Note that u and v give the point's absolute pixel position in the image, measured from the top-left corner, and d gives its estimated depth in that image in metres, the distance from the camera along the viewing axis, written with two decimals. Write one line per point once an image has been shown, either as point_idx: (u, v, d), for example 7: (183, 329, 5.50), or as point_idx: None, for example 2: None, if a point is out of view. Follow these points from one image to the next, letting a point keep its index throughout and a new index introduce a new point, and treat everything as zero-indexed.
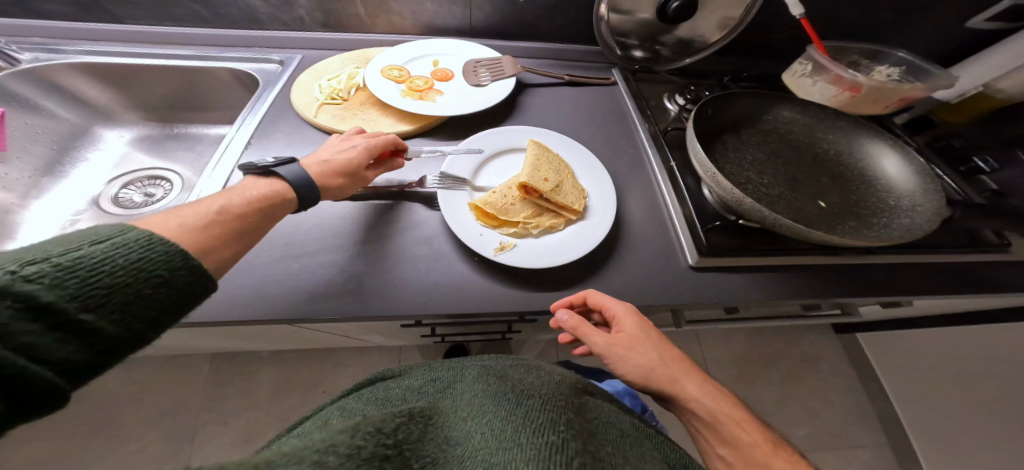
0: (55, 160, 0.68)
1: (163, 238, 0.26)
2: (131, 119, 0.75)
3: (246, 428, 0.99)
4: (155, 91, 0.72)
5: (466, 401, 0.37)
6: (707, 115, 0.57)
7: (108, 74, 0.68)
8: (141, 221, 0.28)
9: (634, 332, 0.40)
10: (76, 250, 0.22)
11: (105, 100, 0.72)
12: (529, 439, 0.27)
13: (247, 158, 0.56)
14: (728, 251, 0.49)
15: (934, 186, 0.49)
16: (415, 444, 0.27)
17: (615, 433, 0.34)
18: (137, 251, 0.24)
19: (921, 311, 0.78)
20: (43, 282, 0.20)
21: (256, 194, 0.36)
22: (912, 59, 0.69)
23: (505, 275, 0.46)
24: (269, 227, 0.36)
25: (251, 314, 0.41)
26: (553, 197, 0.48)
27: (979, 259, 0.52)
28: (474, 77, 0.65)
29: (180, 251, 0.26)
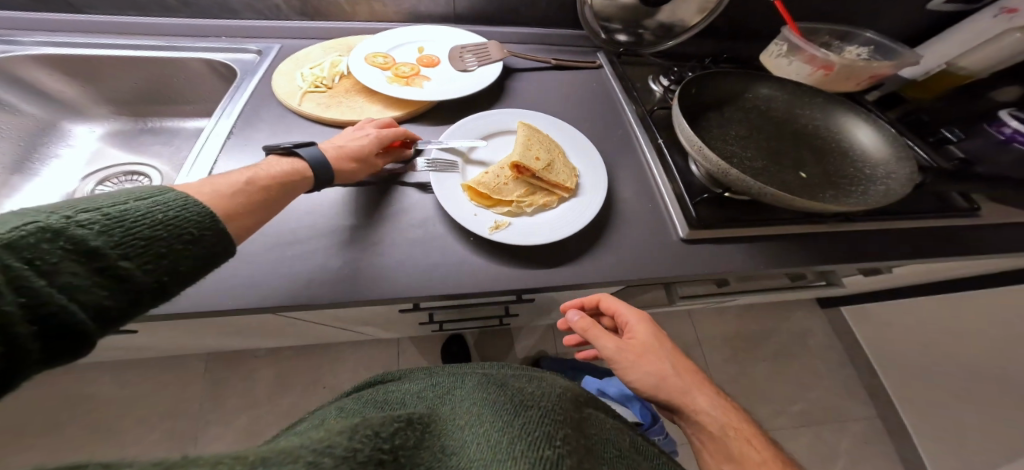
0: (23, 157, 0.65)
1: (197, 200, 0.28)
2: (101, 114, 0.72)
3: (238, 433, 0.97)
4: (126, 84, 0.69)
5: (465, 407, 0.37)
6: (692, 93, 0.59)
7: (72, 67, 0.65)
8: (181, 186, 0.31)
9: (647, 340, 0.42)
10: (122, 203, 0.24)
11: (72, 94, 0.69)
12: (524, 452, 0.27)
13: (230, 148, 0.55)
14: (718, 222, 0.51)
15: (906, 154, 0.51)
16: (412, 448, 0.27)
17: (610, 456, 0.35)
18: (175, 209, 0.26)
19: (897, 280, 0.82)
20: (93, 228, 0.22)
21: (279, 170, 0.38)
22: (879, 39, 0.71)
23: (501, 253, 0.46)
24: (289, 202, 0.38)
25: (246, 302, 0.40)
26: (546, 175, 0.48)
27: (951, 224, 0.55)
28: (460, 62, 0.65)
29: (211, 214, 0.28)
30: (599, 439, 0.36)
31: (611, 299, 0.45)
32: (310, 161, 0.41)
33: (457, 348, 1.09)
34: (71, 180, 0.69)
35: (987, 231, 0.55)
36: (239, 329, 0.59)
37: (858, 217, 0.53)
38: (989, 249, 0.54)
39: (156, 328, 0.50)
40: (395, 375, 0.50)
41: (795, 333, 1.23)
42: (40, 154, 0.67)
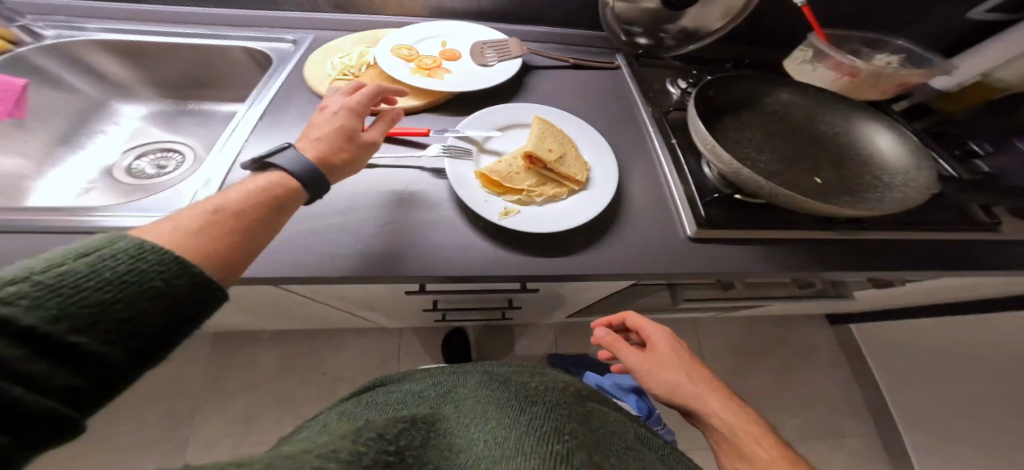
0: (73, 131, 0.70)
1: (156, 244, 0.24)
2: (147, 96, 0.77)
3: (246, 407, 1.01)
4: (170, 69, 0.73)
5: (468, 409, 0.39)
6: (708, 96, 0.59)
7: (125, 51, 0.70)
8: (136, 230, 0.25)
9: (665, 351, 0.43)
10: (59, 266, 0.20)
11: (123, 76, 0.74)
12: (533, 447, 0.29)
13: (259, 129, 0.58)
14: (725, 222, 0.51)
15: (927, 162, 0.49)
16: (422, 448, 0.29)
17: (618, 447, 0.36)
18: (127, 261, 0.22)
19: (912, 298, 0.80)
20: (21, 303, 0.18)
21: (257, 187, 0.33)
22: (912, 47, 0.70)
23: (509, 239, 0.47)
24: (280, 223, 0.34)
25: (262, 270, 0.42)
26: (557, 167, 0.49)
27: (973, 239, 0.54)
28: (481, 57, 0.67)
29: (175, 257, 0.24)
30: (604, 432, 0.38)
31: (635, 315, 0.45)
32: (289, 168, 0.35)
33: (457, 341, 1.11)
34: (113, 154, 0.73)
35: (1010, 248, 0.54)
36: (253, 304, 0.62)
37: (874, 226, 0.52)
38: (1011, 265, 0.52)
39: None
40: (399, 375, 0.52)
41: (797, 347, 1.19)
42: (87, 129, 0.72)
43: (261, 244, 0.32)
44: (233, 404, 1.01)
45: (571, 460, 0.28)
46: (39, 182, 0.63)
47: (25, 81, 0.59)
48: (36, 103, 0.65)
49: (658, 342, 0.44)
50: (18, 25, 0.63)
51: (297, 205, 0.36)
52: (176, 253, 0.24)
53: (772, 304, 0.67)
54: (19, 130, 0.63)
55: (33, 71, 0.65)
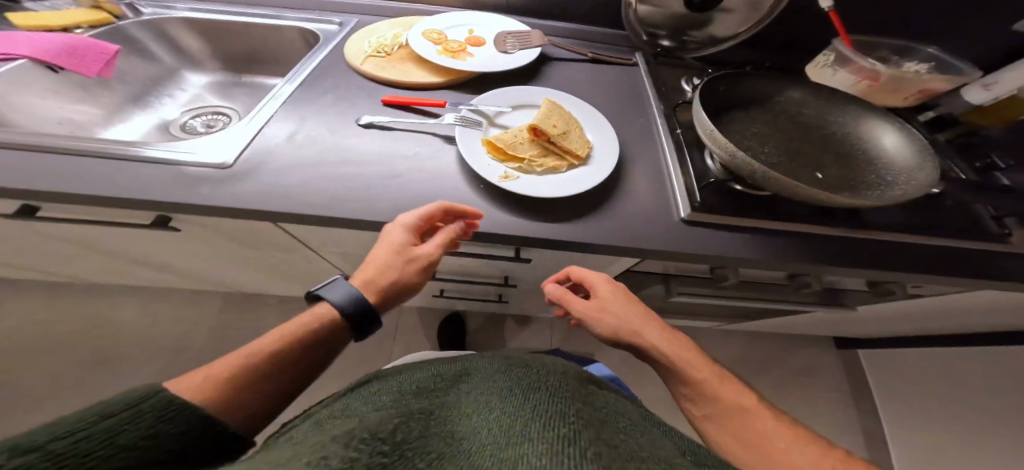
0: (145, 91, 0.80)
1: (179, 405, 0.29)
2: (213, 69, 0.87)
3: None
4: (236, 46, 0.83)
5: (473, 405, 0.39)
6: (718, 90, 0.60)
7: (204, 28, 0.80)
8: (178, 378, 0.33)
9: (605, 296, 0.49)
10: (93, 426, 0.23)
11: (200, 51, 0.84)
12: (541, 435, 0.29)
13: (296, 93, 0.63)
14: (719, 208, 0.52)
15: (930, 159, 0.49)
16: (422, 440, 0.30)
17: (624, 424, 0.38)
18: (154, 423, 0.26)
19: (912, 315, 0.81)
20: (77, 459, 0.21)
21: (296, 326, 0.41)
22: (941, 55, 0.68)
23: (506, 201, 0.51)
24: (303, 360, 0.40)
25: (288, 207, 0.48)
26: (559, 140, 0.53)
27: (976, 248, 0.54)
28: (503, 45, 0.72)
29: (195, 420, 0.29)
30: (609, 412, 0.40)
31: (575, 267, 0.51)
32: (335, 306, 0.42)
33: (450, 331, 1.17)
34: (174, 111, 0.83)
35: (1016, 261, 0.53)
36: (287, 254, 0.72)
37: (871, 224, 0.53)
38: (1009, 277, 0.52)
39: (209, 229, 0.60)
40: (394, 370, 0.53)
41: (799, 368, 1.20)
42: (159, 91, 0.82)
43: (274, 392, 0.37)
44: None
45: (580, 441, 0.28)
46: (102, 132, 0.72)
47: (116, 47, 0.70)
48: (121, 66, 0.76)
49: (603, 287, 0.50)
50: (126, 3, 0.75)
51: (334, 336, 0.42)
52: (199, 413, 0.30)
53: (761, 303, 0.72)
54: (103, 86, 0.74)
55: (129, 42, 0.76)
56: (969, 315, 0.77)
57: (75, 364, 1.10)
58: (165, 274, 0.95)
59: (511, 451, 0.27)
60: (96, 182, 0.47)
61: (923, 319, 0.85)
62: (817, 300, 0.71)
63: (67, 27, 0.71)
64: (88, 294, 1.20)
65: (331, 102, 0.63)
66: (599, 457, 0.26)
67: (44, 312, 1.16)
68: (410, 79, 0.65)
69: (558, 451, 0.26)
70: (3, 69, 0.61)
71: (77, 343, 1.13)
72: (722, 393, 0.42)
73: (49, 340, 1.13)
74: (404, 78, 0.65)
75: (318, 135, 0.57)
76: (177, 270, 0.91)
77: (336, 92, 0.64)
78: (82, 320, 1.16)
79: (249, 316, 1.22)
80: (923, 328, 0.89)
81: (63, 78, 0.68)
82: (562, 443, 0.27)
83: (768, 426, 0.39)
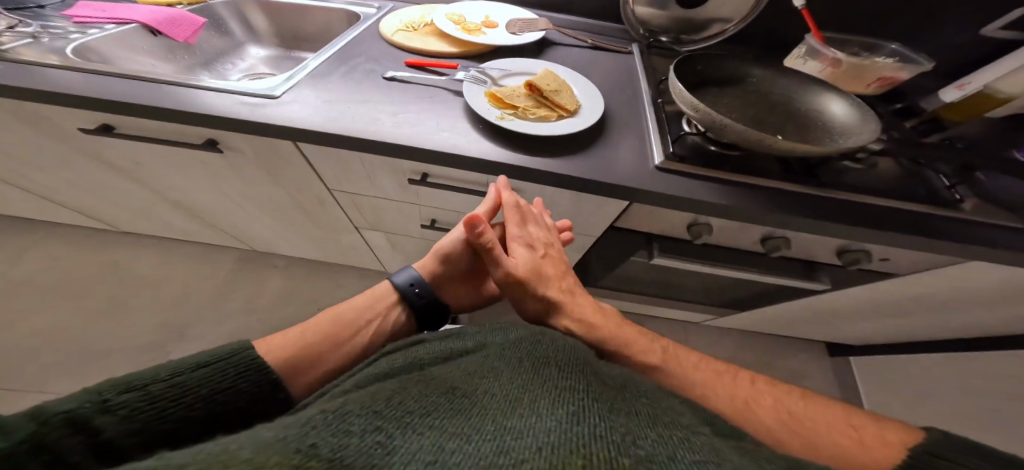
0: (216, 60, 0.92)
1: (191, 371, 0.38)
2: (270, 45, 0.99)
3: (283, 317, 1.23)
4: (290, 25, 0.95)
5: (495, 362, 0.43)
6: (696, 68, 0.68)
7: (270, 9, 0.93)
8: (271, 337, 0.48)
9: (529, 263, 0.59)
10: (117, 392, 0.33)
11: (264, 30, 0.97)
12: (547, 412, 0.32)
13: (333, 54, 0.74)
14: (688, 160, 0.58)
15: (870, 123, 0.57)
16: (428, 397, 0.34)
17: (648, 386, 0.42)
18: (166, 384, 0.36)
19: (892, 300, 0.85)
20: (107, 412, 0.32)
21: (361, 303, 0.55)
22: (902, 50, 0.77)
23: (500, 139, 0.59)
24: (350, 331, 0.52)
25: (317, 131, 0.57)
26: (551, 94, 0.62)
27: (935, 213, 0.58)
28: (512, 28, 0.82)
29: (205, 378, 0.38)
30: (625, 374, 0.44)
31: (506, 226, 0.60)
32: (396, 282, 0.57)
33: None
34: (233, 75, 0.94)
35: (967, 225, 0.57)
36: (312, 199, 0.81)
37: (832, 186, 0.59)
38: (961, 239, 0.56)
39: (245, 160, 0.69)
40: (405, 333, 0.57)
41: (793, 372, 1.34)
42: (225, 59, 0.94)
43: (317, 355, 0.48)
44: (276, 312, 1.24)
45: (586, 422, 0.31)
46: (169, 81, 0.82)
47: (203, 21, 0.84)
48: (202, 38, 0.89)
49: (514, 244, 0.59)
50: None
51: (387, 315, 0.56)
52: (210, 375, 0.39)
53: (745, 274, 0.74)
54: (185, 50, 0.85)
55: (213, 19, 0.90)
56: (940, 300, 0.80)
57: (100, 305, 1.19)
58: (195, 223, 1.05)
59: (517, 422, 0.31)
60: (168, 101, 0.57)
61: (905, 309, 0.88)
62: (790, 272, 0.75)
63: (172, 4, 0.84)
64: (119, 244, 1.30)
65: (361, 61, 0.73)
66: (608, 436, 0.29)
67: (81, 256, 1.27)
68: (430, 48, 0.75)
69: (567, 427, 0.30)
70: (118, 30, 0.75)
71: (103, 286, 1.23)
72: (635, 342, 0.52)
73: (78, 281, 1.23)
74: (426, 47, 0.75)
75: (346, 83, 0.67)
76: (208, 218, 1.00)
77: (368, 55, 0.75)
78: (110, 267, 1.26)
79: (261, 275, 1.30)
80: (911, 317, 0.91)
81: (160, 41, 0.81)
82: (571, 421, 0.31)
83: (678, 371, 0.49)
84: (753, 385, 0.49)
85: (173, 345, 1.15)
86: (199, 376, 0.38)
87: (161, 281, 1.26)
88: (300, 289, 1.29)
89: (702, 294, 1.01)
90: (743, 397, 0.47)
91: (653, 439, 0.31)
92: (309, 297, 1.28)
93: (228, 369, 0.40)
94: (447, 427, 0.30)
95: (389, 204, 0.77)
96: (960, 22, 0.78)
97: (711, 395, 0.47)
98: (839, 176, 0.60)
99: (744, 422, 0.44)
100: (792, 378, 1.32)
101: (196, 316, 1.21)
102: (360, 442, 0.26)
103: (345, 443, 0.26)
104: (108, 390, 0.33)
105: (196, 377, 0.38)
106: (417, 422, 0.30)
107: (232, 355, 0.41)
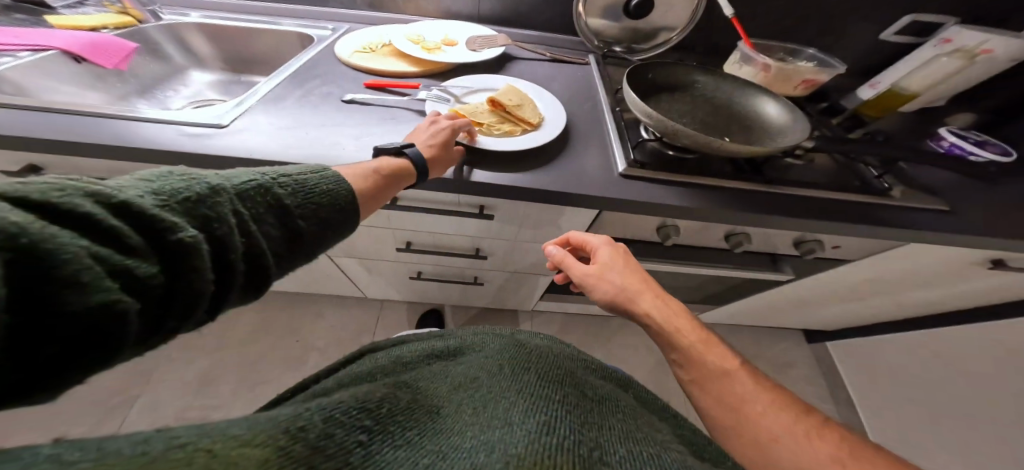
0: (150, 87, 0.86)
1: (255, 176, 0.32)
2: (216, 69, 0.95)
3: (250, 355, 1.14)
4: (239, 47, 0.91)
5: (473, 385, 0.43)
6: (647, 77, 0.71)
7: (215, 33, 0.89)
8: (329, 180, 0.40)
9: (605, 263, 0.59)
10: (175, 185, 0.27)
11: (206, 52, 0.92)
12: (519, 423, 0.32)
13: (289, 79, 0.71)
14: (648, 165, 0.60)
15: (802, 122, 0.61)
16: (410, 411, 0.34)
17: (623, 404, 0.44)
18: (232, 186, 0.30)
19: (849, 282, 0.91)
20: (161, 201, 0.25)
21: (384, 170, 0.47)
22: (819, 56, 0.84)
23: (466, 155, 0.59)
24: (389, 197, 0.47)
25: (273, 159, 0.55)
26: (514, 109, 0.63)
27: (870, 202, 0.63)
28: (471, 44, 0.83)
29: (270, 185, 0.32)
30: (601, 392, 0.45)
31: (577, 233, 0.61)
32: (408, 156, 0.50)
33: (430, 321, 1.21)
34: (179, 102, 0.89)
35: (900, 210, 0.63)
36: None
37: (778, 182, 0.62)
38: (899, 224, 0.61)
39: None
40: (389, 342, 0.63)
41: (774, 362, 1.43)
42: (165, 86, 0.89)
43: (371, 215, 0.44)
44: (236, 351, 1.14)
45: (556, 433, 0.31)
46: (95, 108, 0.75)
47: (135, 47, 0.79)
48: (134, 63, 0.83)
49: (602, 252, 0.60)
50: (149, 10, 0.83)
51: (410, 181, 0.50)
52: (272, 180, 0.33)
53: (718, 269, 0.77)
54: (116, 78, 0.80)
55: (147, 43, 0.84)
56: (890, 279, 0.87)
57: None
58: None
59: (490, 433, 0.31)
60: (115, 136, 0.53)
61: (860, 289, 0.95)
62: (758, 265, 0.79)
63: (95, 29, 0.78)
64: None
65: (317, 84, 0.71)
66: (575, 450, 0.30)
67: None
68: (390, 68, 0.75)
69: (536, 437, 0.30)
70: (33, 56, 0.68)
71: None
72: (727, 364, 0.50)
73: None
74: (385, 68, 0.75)
75: (304, 107, 0.64)
76: None
77: (327, 79, 0.73)
78: None
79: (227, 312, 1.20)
80: (864, 294, 0.99)
81: (84, 68, 0.75)
82: (542, 431, 0.31)
83: (746, 389, 0.47)
84: (823, 422, 0.44)
85: (133, 395, 1.03)
86: (308, 215, 0.34)
87: None
88: (273, 322, 1.20)
89: (679, 292, 1.04)
90: (804, 429, 0.43)
91: (621, 456, 0.31)
92: (277, 330, 1.20)
93: (317, 196, 0.35)
94: (424, 443, 0.31)
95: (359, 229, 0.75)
96: (872, 25, 0.86)
97: (759, 419, 0.44)
98: (785, 173, 0.65)
99: (796, 450, 0.41)
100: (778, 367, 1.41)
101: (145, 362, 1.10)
102: (344, 438, 0.27)
103: (329, 434, 0.26)
104: (237, 200, 0.29)
105: (306, 214, 0.34)
106: (398, 430, 0.31)
107: (345, 200, 0.38)
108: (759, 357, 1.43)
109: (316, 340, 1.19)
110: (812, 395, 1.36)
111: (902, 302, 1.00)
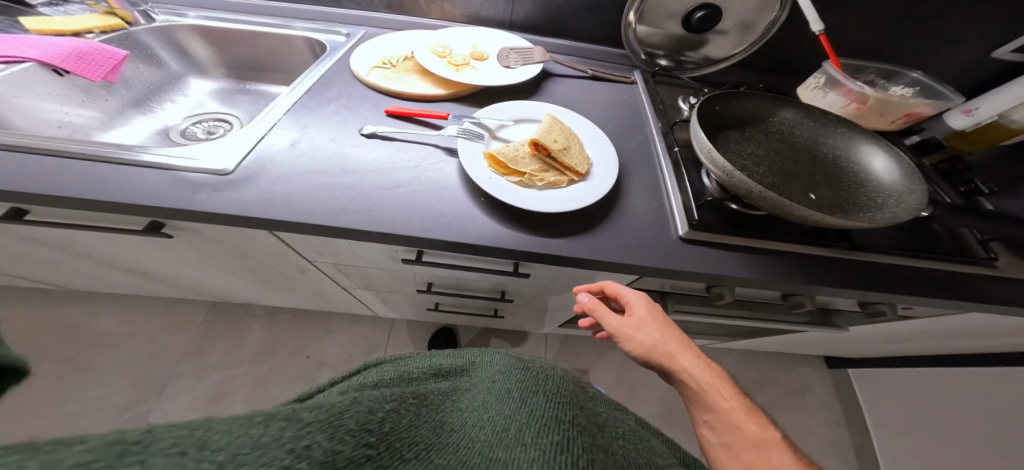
0: (146, 98, 0.77)
1: None
2: (217, 75, 0.86)
3: (258, 371, 1.11)
4: (242, 54, 0.82)
5: (477, 399, 0.38)
6: (715, 110, 0.61)
7: (213, 36, 0.79)
8: None
9: (642, 316, 0.53)
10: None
11: (204, 57, 0.83)
12: (534, 438, 0.29)
13: (299, 102, 0.62)
14: (716, 228, 0.52)
15: (917, 183, 0.52)
16: (415, 421, 0.28)
17: (622, 430, 0.40)
18: None
19: (901, 331, 0.84)
20: None
21: None
22: (926, 80, 0.76)
23: (505, 214, 0.51)
24: None
25: (283, 216, 0.47)
26: (560, 155, 0.55)
27: (967, 270, 0.55)
28: (505, 60, 0.73)
29: None
30: (606, 417, 0.42)
31: (614, 283, 0.55)
32: None
33: (443, 342, 1.17)
34: (175, 117, 0.80)
35: (1002, 283, 0.55)
36: (281, 266, 0.70)
37: (862, 247, 0.54)
38: (1002, 300, 0.53)
39: (200, 238, 0.58)
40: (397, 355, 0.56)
41: (795, 387, 1.38)
42: (162, 95, 0.80)
43: None
44: (244, 367, 1.11)
45: (571, 452, 0.28)
46: (89, 129, 0.68)
47: (124, 54, 0.69)
48: (129, 74, 0.74)
49: (637, 307, 0.54)
50: (139, 10, 0.74)
51: None
52: None
53: (762, 322, 0.73)
54: (106, 91, 0.71)
55: (135, 46, 0.75)
56: (948, 331, 0.80)
57: (41, 373, 1.01)
58: (157, 285, 0.90)
59: (499, 454, 0.28)
60: (99, 187, 0.46)
61: (912, 336, 0.88)
62: (811, 319, 0.72)
63: (79, 33, 0.69)
64: (59, 297, 1.12)
65: (332, 111, 0.62)
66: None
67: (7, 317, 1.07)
68: (414, 91, 0.66)
69: (551, 458, 0.27)
70: (6, 71, 0.59)
71: (49, 350, 1.05)
72: (766, 432, 0.47)
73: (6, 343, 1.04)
74: (408, 90, 0.66)
75: (317, 142, 0.57)
76: (165, 281, 0.85)
77: (344, 102, 0.64)
78: (54, 327, 1.08)
79: (236, 326, 1.16)
80: (911, 340, 0.92)
81: (69, 81, 0.66)
82: (555, 450, 0.28)
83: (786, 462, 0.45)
84: None
85: (141, 411, 1.01)
86: None
87: (101, 338, 1.08)
88: (283, 337, 1.17)
89: (711, 329, 0.98)
90: None
91: None
92: (286, 345, 1.16)
93: None
94: (432, 460, 0.26)
95: (378, 271, 0.69)
96: (970, 43, 0.75)
97: None
98: (869, 236, 0.56)
99: None
100: (800, 393, 1.37)
101: (144, 376, 1.05)
102: (349, 457, 0.21)
103: (337, 449, 0.21)
104: None
105: None
106: (405, 442, 0.25)
107: None
108: (780, 381, 1.38)
109: (323, 357, 1.15)
110: (833, 422, 1.33)
111: (951, 347, 0.93)
